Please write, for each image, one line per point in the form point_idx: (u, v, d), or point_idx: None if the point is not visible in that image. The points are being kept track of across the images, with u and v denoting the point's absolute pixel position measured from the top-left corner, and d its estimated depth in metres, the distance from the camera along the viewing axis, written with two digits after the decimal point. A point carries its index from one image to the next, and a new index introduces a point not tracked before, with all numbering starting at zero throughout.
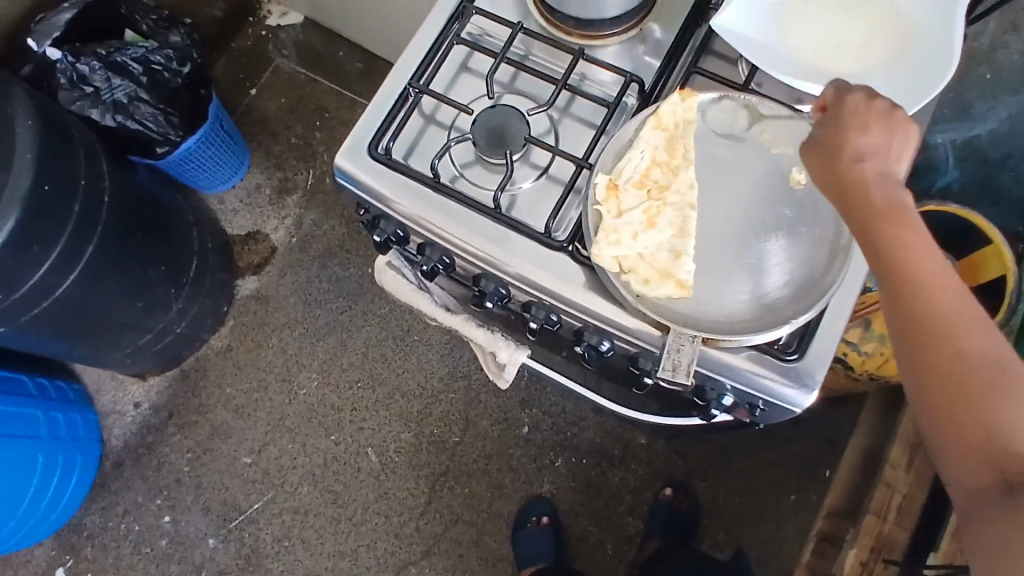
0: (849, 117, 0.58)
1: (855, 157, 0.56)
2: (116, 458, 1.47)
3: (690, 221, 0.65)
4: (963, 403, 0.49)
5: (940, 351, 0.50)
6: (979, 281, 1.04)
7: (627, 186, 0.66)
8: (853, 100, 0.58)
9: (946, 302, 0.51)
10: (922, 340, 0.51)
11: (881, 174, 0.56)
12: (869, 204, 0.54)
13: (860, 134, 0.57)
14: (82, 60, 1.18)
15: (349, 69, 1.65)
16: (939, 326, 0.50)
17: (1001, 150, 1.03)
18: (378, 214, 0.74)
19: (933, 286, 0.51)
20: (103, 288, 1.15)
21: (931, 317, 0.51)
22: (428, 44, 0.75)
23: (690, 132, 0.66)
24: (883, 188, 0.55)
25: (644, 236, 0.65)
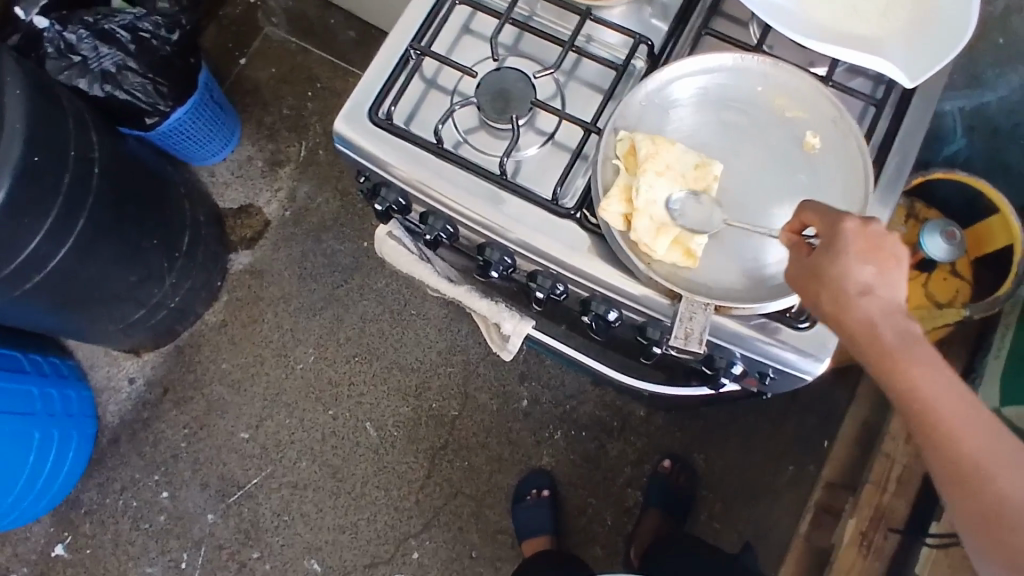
0: (847, 244, 0.54)
1: (844, 296, 0.54)
2: (112, 435, 1.46)
3: (709, 194, 0.62)
4: (998, 519, 0.48)
5: (966, 472, 0.49)
6: (985, 252, 1.05)
7: (648, 151, 0.62)
8: (845, 223, 0.55)
9: (964, 427, 0.50)
10: (954, 479, 0.50)
11: (884, 313, 0.53)
12: (879, 345, 0.53)
13: (859, 265, 0.54)
14: (70, 29, 1.16)
15: (341, 39, 1.61)
16: (962, 453, 0.50)
17: (1010, 119, 0.99)
18: (379, 182, 0.72)
19: (941, 406, 0.51)
20: (96, 261, 1.12)
21: (947, 444, 0.50)
22: (428, 4, 0.73)
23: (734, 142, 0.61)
24: (890, 326, 0.53)
25: (658, 204, 0.61)
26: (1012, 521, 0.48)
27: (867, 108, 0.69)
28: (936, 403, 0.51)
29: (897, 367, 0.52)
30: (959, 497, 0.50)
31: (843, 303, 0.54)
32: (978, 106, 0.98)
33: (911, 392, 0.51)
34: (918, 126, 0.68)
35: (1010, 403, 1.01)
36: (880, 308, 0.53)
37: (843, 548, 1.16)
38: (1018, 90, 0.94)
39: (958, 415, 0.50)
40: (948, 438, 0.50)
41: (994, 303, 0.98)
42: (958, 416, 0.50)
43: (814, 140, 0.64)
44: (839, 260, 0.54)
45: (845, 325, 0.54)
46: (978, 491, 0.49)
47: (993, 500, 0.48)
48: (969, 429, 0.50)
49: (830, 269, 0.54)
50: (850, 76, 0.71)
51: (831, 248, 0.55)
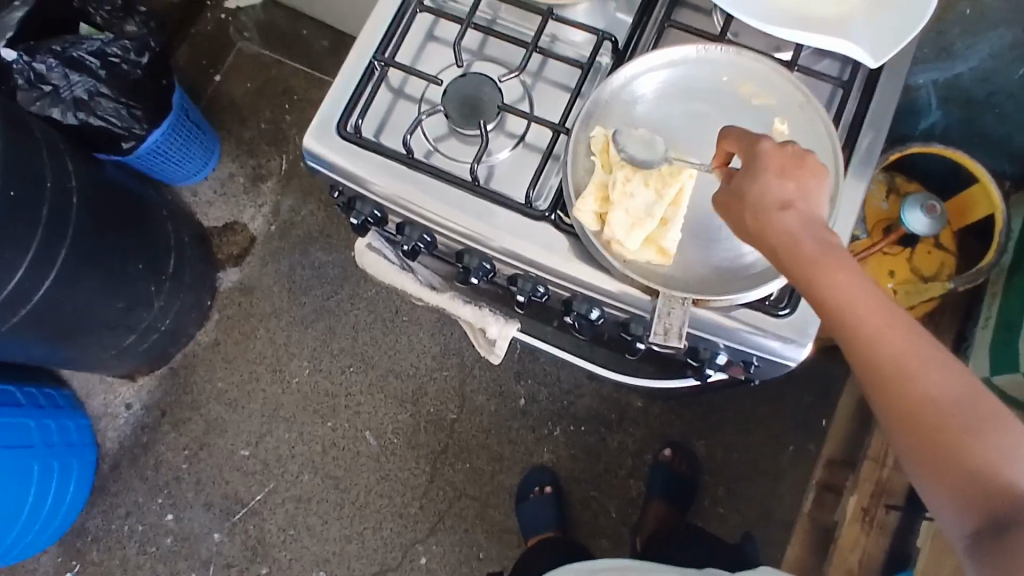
0: (763, 162, 0.56)
1: (763, 212, 0.54)
2: (113, 461, 1.46)
3: (683, 191, 0.62)
4: (927, 422, 0.47)
5: (894, 379, 0.48)
6: (966, 223, 1.05)
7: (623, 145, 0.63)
8: (762, 143, 0.56)
9: (889, 333, 0.49)
10: (875, 377, 0.49)
11: (806, 224, 0.54)
12: (799, 254, 0.52)
13: (777, 180, 0.55)
14: (38, 59, 1.14)
15: (314, 48, 1.60)
16: (889, 358, 0.48)
17: (984, 87, 0.98)
18: (353, 196, 0.72)
19: (860, 308, 0.50)
20: (82, 290, 1.12)
21: (874, 351, 0.49)
22: (390, 15, 0.72)
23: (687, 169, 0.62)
24: (811, 235, 0.53)
25: (633, 199, 0.61)
26: (936, 421, 0.46)
27: (835, 90, 0.69)
28: (853, 305, 0.50)
29: (819, 275, 0.51)
30: (891, 408, 0.48)
31: (762, 220, 0.54)
32: (952, 77, 0.98)
33: (835, 302, 0.50)
34: (886, 105, 0.68)
35: (999, 369, 1.03)
36: (796, 221, 0.53)
37: (846, 524, 1.19)
38: (990, 58, 0.93)
39: (883, 321, 0.49)
40: (876, 344, 0.49)
41: (978, 273, 0.98)
42: (882, 323, 0.49)
43: (783, 126, 0.64)
44: (757, 178, 0.55)
45: (768, 240, 0.54)
46: (906, 397, 0.47)
47: (914, 394, 0.47)
48: (893, 334, 0.49)
49: (750, 186, 0.55)
50: (816, 59, 0.71)
51: (749, 166, 0.56)
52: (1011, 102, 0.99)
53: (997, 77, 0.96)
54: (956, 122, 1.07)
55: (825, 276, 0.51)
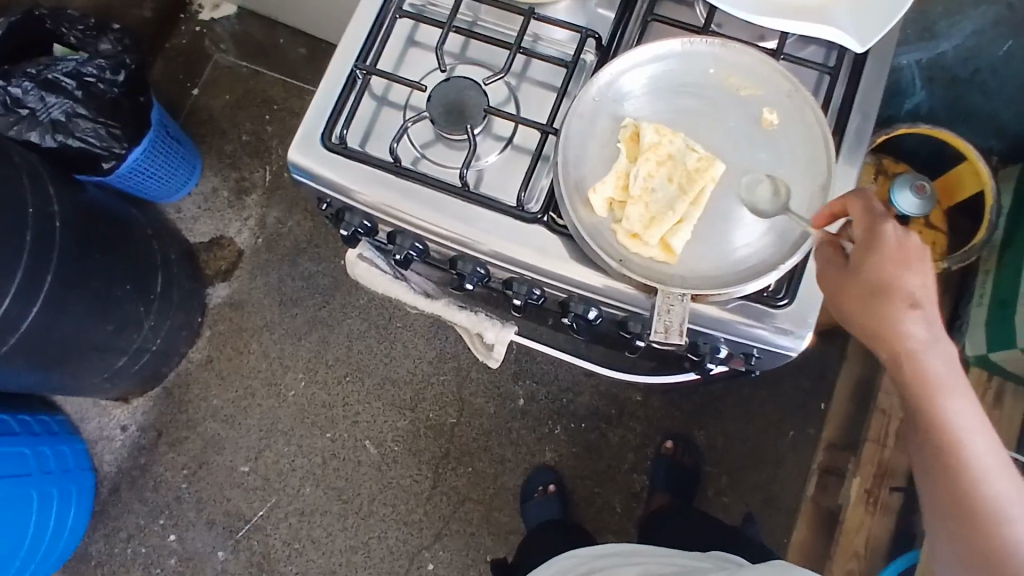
0: (883, 250, 0.56)
1: (887, 304, 0.56)
2: (111, 484, 1.44)
3: (704, 190, 0.62)
4: (990, 559, 0.51)
5: (973, 513, 0.52)
6: (956, 201, 1.05)
7: (653, 136, 0.63)
8: (888, 229, 0.56)
9: (989, 475, 0.52)
10: (944, 476, 0.54)
11: (922, 323, 0.56)
12: (907, 359, 0.55)
13: (905, 276, 0.56)
14: (14, 82, 1.13)
15: (292, 57, 1.59)
16: (979, 495, 0.52)
17: (967, 66, 0.99)
18: (342, 208, 0.71)
19: (947, 415, 0.54)
20: (71, 315, 1.10)
21: (964, 484, 0.53)
22: (369, 21, 0.71)
23: (713, 165, 0.62)
24: (928, 343, 0.55)
25: (656, 192, 0.62)
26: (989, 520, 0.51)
27: (822, 77, 0.69)
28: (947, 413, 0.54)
29: (929, 387, 0.54)
30: (946, 503, 0.53)
31: (890, 315, 0.55)
32: (935, 57, 0.98)
33: (944, 429, 0.54)
34: (874, 89, 0.68)
35: (995, 346, 1.05)
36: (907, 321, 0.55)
37: (851, 508, 1.27)
38: (973, 36, 0.93)
39: (985, 457, 0.53)
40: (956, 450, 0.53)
41: (969, 252, 1.00)
42: (966, 437, 0.54)
43: (772, 116, 0.64)
44: (880, 269, 0.56)
45: (890, 337, 0.56)
46: (977, 537, 0.52)
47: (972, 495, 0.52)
48: (989, 473, 0.53)
49: (872, 277, 0.56)
50: (802, 46, 0.70)
51: (867, 251, 0.56)
52: (995, 78, 0.99)
53: (980, 54, 0.96)
54: (940, 101, 1.08)
55: (930, 389, 0.54)
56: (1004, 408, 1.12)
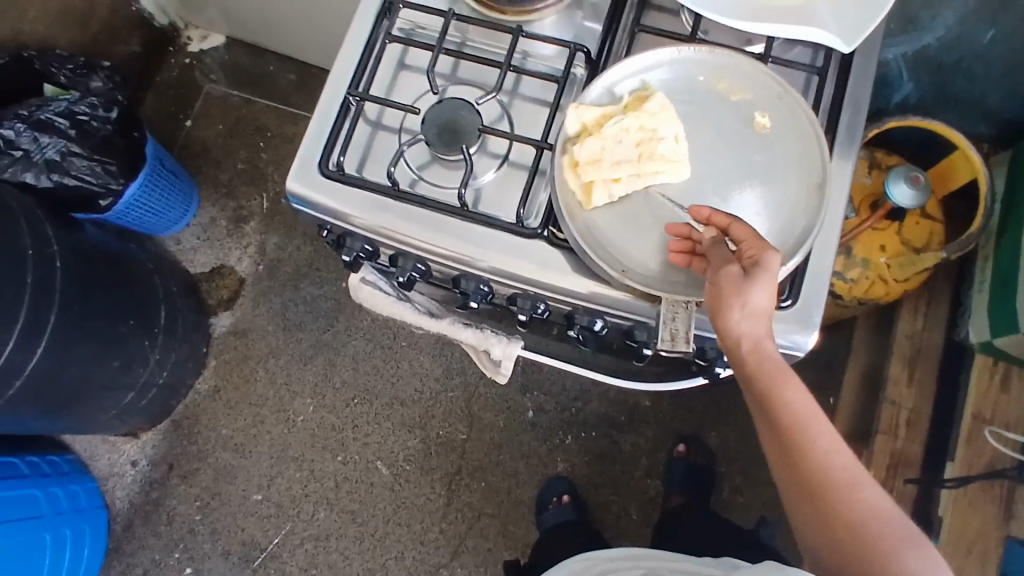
0: (758, 276, 0.56)
1: (754, 316, 0.56)
2: (125, 521, 1.44)
3: (656, 173, 0.62)
4: (838, 522, 0.55)
5: (816, 485, 0.56)
6: (949, 189, 1.06)
7: (657, 108, 0.63)
8: (766, 256, 0.56)
9: (825, 450, 0.56)
10: (789, 454, 0.57)
11: (766, 327, 0.57)
12: (751, 358, 0.57)
13: (766, 295, 0.56)
14: (5, 125, 1.13)
15: (282, 83, 1.60)
16: (824, 473, 0.56)
17: (952, 54, 0.99)
18: (343, 233, 0.71)
19: (786, 400, 0.57)
20: (75, 356, 1.10)
21: (813, 466, 0.56)
22: (359, 48, 0.72)
23: (676, 158, 0.62)
24: (767, 344, 0.57)
25: (616, 147, 0.62)
26: (829, 487, 0.56)
27: (810, 77, 0.69)
28: (781, 401, 0.57)
29: (772, 383, 0.57)
30: (790, 476, 0.58)
31: (749, 323, 0.57)
32: (919, 48, 0.99)
33: (790, 421, 0.57)
34: (863, 86, 0.68)
35: (998, 332, 1.05)
36: (758, 330, 0.57)
37: None
38: (955, 26, 0.94)
39: (825, 434, 0.57)
40: (795, 432, 0.57)
41: (968, 240, 0.99)
42: (805, 418, 0.57)
43: (763, 119, 0.64)
44: (764, 281, 0.56)
45: (739, 344, 0.57)
46: (824, 505, 0.56)
47: (812, 468, 0.56)
48: (830, 449, 0.56)
49: (752, 293, 0.56)
50: (788, 48, 0.71)
51: (759, 266, 0.56)
52: (981, 65, 1.00)
53: (964, 43, 0.97)
54: (928, 91, 1.08)
55: (770, 384, 0.57)
56: (1010, 391, 1.12)
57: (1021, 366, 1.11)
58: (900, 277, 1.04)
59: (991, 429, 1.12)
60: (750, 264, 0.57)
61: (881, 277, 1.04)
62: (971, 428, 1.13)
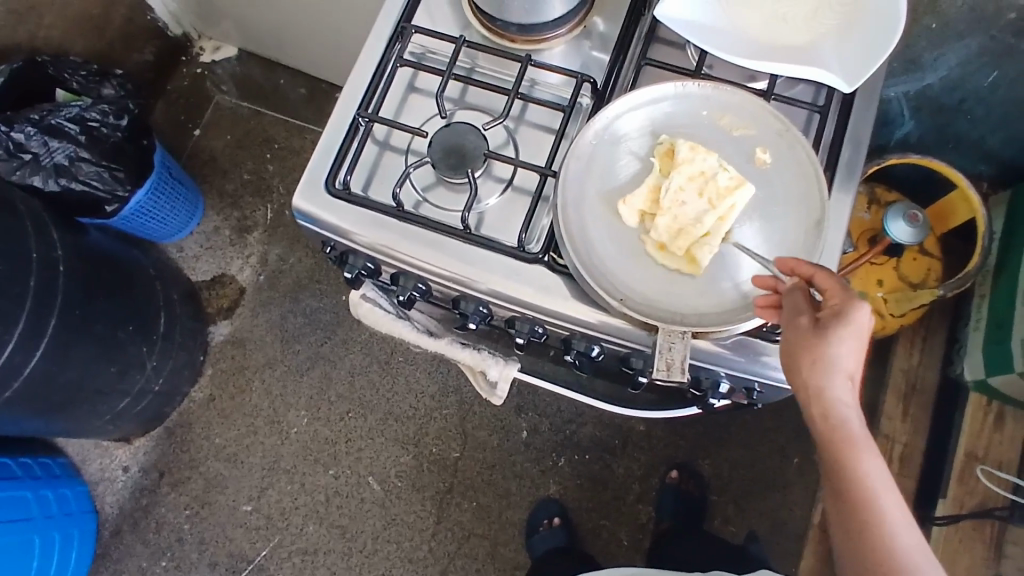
0: (839, 326, 0.54)
1: (834, 374, 0.55)
2: (113, 527, 1.43)
3: (733, 207, 0.63)
4: None
5: (880, 561, 0.53)
6: (949, 227, 1.07)
7: (688, 152, 0.64)
8: (853, 309, 0.54)
9: (895, 525, 0.54)
10: (854, 524, 0.54)
11: (847, 389, 0.56)
12: (828, 420, 0.56)
13: (850, 351, 0.55)
14: (17, 128, 1.13)
15: (292, 97, 1.62)
16: (892, 553, 0.53)
17: (953, 95, 1.01)
18: (345, 251, 0.72)
19: (859, 467, 0.55)
20: (73, 359, 1.10)
21: (882, 545, 0.53)
22: (370, 70, 0.74)
23: (739, 186, 0.63)
24: (847, 408, 0.56)
25: (683, 206, 0.63)
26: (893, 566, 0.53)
27: (812, 115, 0.71)
28: (855, 468, 0.55)
29: (848, 449, 0.55)
30: (850, 549, 0.55)
31: (828, 381, 0.55)
32: (921, 88, 1.01)
33: (862, 489, 0.54)
34: (863, 126, 0.69)
35: (994, 371, 1.06)
36: (837, 390, 0.56)
37: None
38: (957, 68, 0.96)
39: (898, 514, 0.54)
40: (864, 501, 0.54)
41: (966, 278, 1.00)
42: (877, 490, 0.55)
43: (765, 154, 0.65)
44: (847, 337, 0.54)
45: (818, 400, 0.56)
46: None
47: (879, 543, 0.53)
48: (902, 529, 0.54)
49: (833, 344, 0.54)
50: (791, 85, 0.72)
51: (840, 317, 0.54)
52: (981, 106, 1.01)
53: (965, 85, 0.98)
54: (929, 130, 1.09)
55: (845, 448, 0.55)
56: (1004, 430, 1.13)
57: (1014, 405, 1.12)
58: (896, 311, 1.04)
59: (982, 467, 1.12)
60: (831, 315, 0.55)
61: (878, 312, 1.05)
62: (963, 465, 1.13)
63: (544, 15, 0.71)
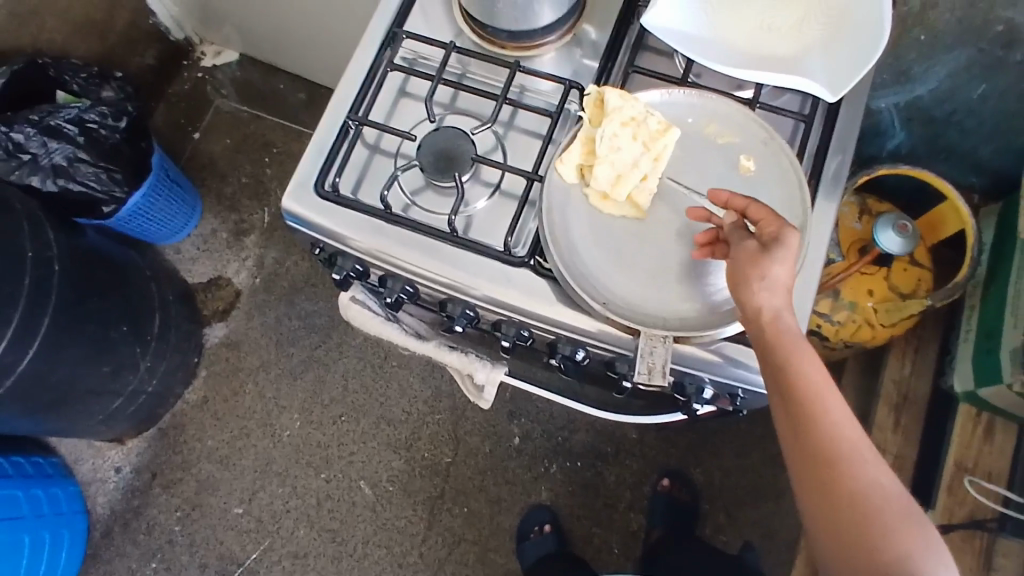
0: (776, 250, 0.57)
1: (771, 286, 0.56)
2: (104, 527, 1.43)
3: (666, 148, 0.65)
4: (847, 493, 0.51)
5: (826, 455, 0.52)
6: (940, 238, 1.07)
7: (617, 100, 0.65)
8: (787, 233, 0.57)
9: (836, 419, 0.53)
10: (799, 422, 0.53)
11: (784, 298, 0.57)
12: (768, 327, 0.56)
13: (784, 266, 0.56)
14: (15, 128, 1.14)
15: (291, 102, 1.63)
16: (836, 445, 0.52)
17: (943, 107, 1.02)
18: (334, 252, 0.72)
19: (800, 367, 0.54)
20: (66, 358, 1.11)
21: (826, 440, 0.52)
22: (362, 74, 0.74)
23: (667, 130, 0.65)
24: (785, 313, 0.56)
25: (620, 151, 0.65)
26: (838, 457, 0.52)
27: (797, 124, 0.71)
28: (796, 369, 0.54)
29: (787, 352, 0.55)
30: (797, 449, 0.54)
31: (765, 292, 0.56)
32: (911, 99, 1.01)
33: (803, 388, 0.54)
34: (848, 135, 0.70)
35: (983, 382, 1.06)
36: (775, 297, 0.56)
37: None
38: (947, 79, 0.96)
39: (840, 410, 0.54)
40: (808, 400, 0.53)
41: (955, 288, 1.00)
42: (819, 388, 0.54)
43: (749, 162, 0.66)
44: (784, 257, 0.56)
45: (756, 310, 0.56)
46: (834, 476, 0.52)
47: (824, 438, 0.53)
48: (844, 425, 0.53)
49: (771, 262, 0.57)
50: (777, 94, 0.73)
51: (777, 241, 0.57)
52: (971, 118, 1.02)
53: (955, 96, 0.99)
54: (920, 140, 1.10)
55: (785, 351, 0.55)
56: (993, 442, 1.13)
57: (1004, 416, 1.12)
58: (886, 322, 1.05)
59: (971, 479, 1.12)
60: (769, 239, 0.58)
61: (867, 322, 1.05)
62: (953, 477, 1.13)
63: (534, 22, 0.72)
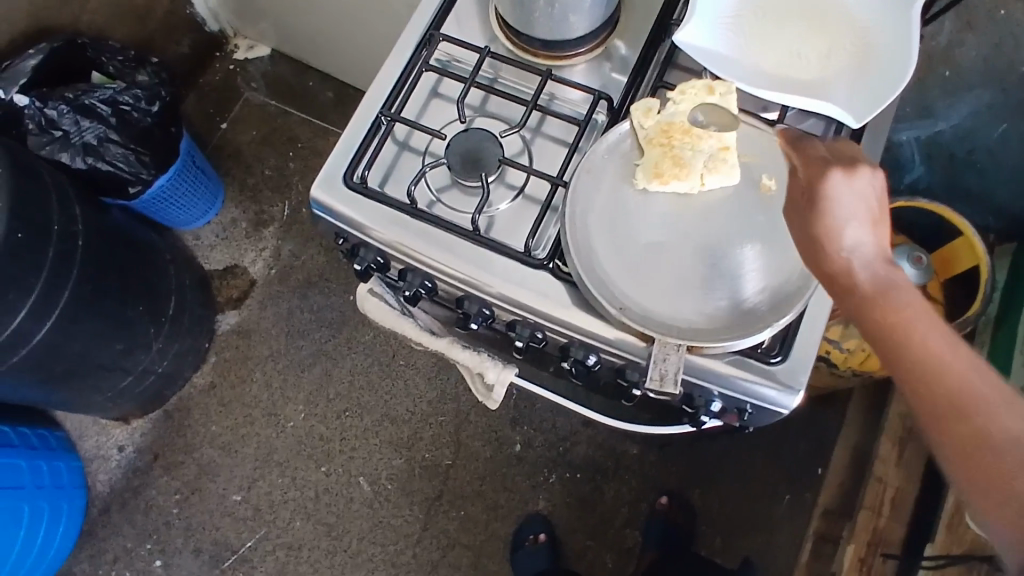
0: (821, 204, 0.56)
1: (842, 249, 0.54)
2: (103, 504, 1.44)
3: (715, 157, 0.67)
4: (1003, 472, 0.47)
5: (971, 432, 0.48)
6: (953, 273, 1.07)
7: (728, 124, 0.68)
8: (833, 180, 0.55)
9: (975, 391, 0.49)
10: (927, 397, 0.50)
11: (869, 263, 0.54)
12: (866, 301, 0.53)
13: (847, 224, 0.55)
14: (50, 104, 1.17)
15: (319, 99, 1.66)
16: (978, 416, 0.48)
17: (964, 145, 1.03)
18: (357, 243, 0.74)
19: (916, 340, 0.51)
20: (81, 332, 1.12)
21: (965, 415, 0.48)
22: (396, 73, 0.76)
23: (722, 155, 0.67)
24: (881, 282, 0.53)
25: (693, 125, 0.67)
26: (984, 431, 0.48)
27: None
28: (913, 342, 0.51)
29: (897, 326, 0.51)
30: (939, 430, 0.49)
31: (841, 259, 0.54)
32: (933, 135, 1.02)
33: (923, 362, 0.50)
34: None
35: None
36: (862, 266, 0.54)
37: None
38: (970, 117, 0.98)
39: (982, 385, 0.49)
40: (933, 376, 0.50)
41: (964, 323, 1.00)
42: (945, 361, 0.50)
43: (772, 181, 0.67)
44: (835, 209, 0.55)
45: (847, 285, 0.54)
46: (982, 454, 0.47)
47: (963, 413, 0.48)
48: (991, 403, 0.48)
49: (818, 223, 0.55)
50: (802, 118, 0.74)
51: (819, 197, 0.56)
52: (992, 158, 1.03)
53: (976, 135, 1.00)
54: (938, 177, 1.11)
55: (894, 325, 0.51)
56: None
57: None
58: None
59: None
60: (811, 199, 0.56)
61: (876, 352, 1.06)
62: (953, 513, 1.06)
63: (568, 33, 0.74)
